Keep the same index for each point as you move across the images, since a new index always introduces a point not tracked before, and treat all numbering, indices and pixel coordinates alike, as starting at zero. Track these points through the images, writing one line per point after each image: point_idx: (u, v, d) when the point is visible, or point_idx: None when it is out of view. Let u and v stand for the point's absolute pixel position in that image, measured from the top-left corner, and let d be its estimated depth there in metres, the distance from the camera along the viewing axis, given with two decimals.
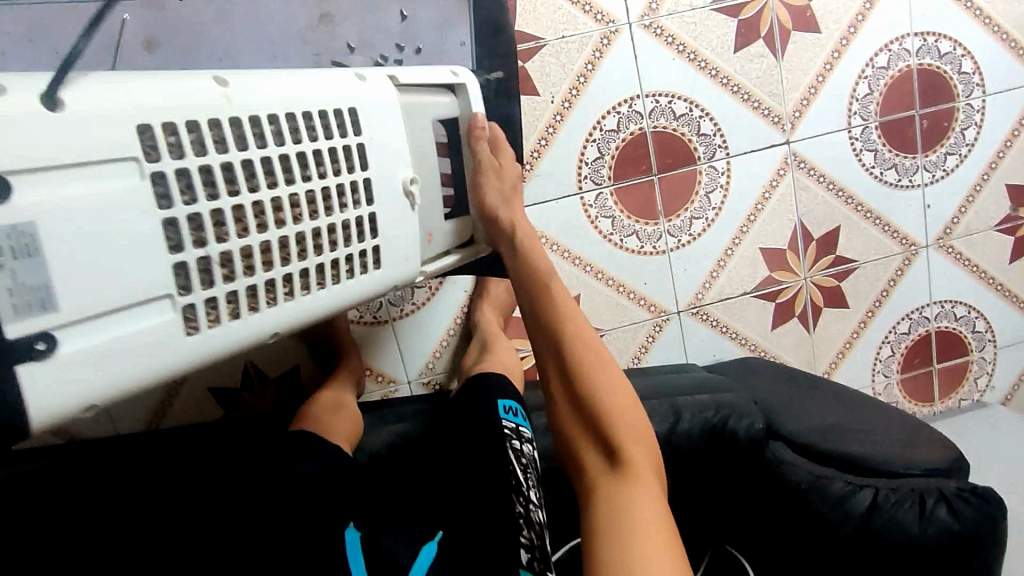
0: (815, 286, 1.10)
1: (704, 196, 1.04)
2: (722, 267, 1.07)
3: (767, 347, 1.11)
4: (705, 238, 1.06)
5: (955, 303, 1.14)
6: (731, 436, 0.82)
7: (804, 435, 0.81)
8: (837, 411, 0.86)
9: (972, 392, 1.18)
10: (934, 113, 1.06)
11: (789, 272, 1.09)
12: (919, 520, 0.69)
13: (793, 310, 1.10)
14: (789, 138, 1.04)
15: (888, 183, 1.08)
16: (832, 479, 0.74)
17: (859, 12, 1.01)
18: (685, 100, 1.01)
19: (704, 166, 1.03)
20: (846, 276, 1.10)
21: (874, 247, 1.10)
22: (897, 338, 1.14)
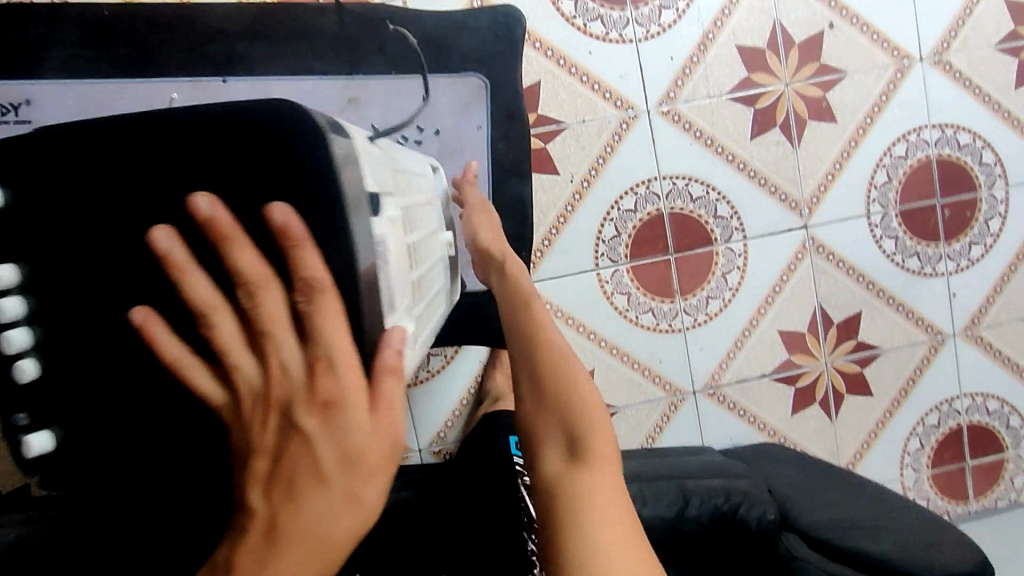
0: (836, 372, 1.08)
1: (721, 277, 1.05)
2: (740, 348, 1.06)
3: (786, 433, 1.08)
4: (722, 318, 1.06)
5: (987, 396, 1.09)
6: (741, 524, 0.79)
7: (819, 527, 0.78)
8: (857, 503, 0.82)
9: (1010, 493, 1.11)
10: (955, 202, 1.06)
11: (809, 356, 1.07)
12: None
13: (814, 395, 1.08)
14: (807, 223, 1.05)
15: (911, 271, 1.07)
16: None
17: (876, 103, 1.04)
18: (702, 183, 1.03)
19: (721, 247, 1.05)
20: (869, 362, 1.08)
21: (898, 335, 1.07)
22: (925, 431, 1.09)
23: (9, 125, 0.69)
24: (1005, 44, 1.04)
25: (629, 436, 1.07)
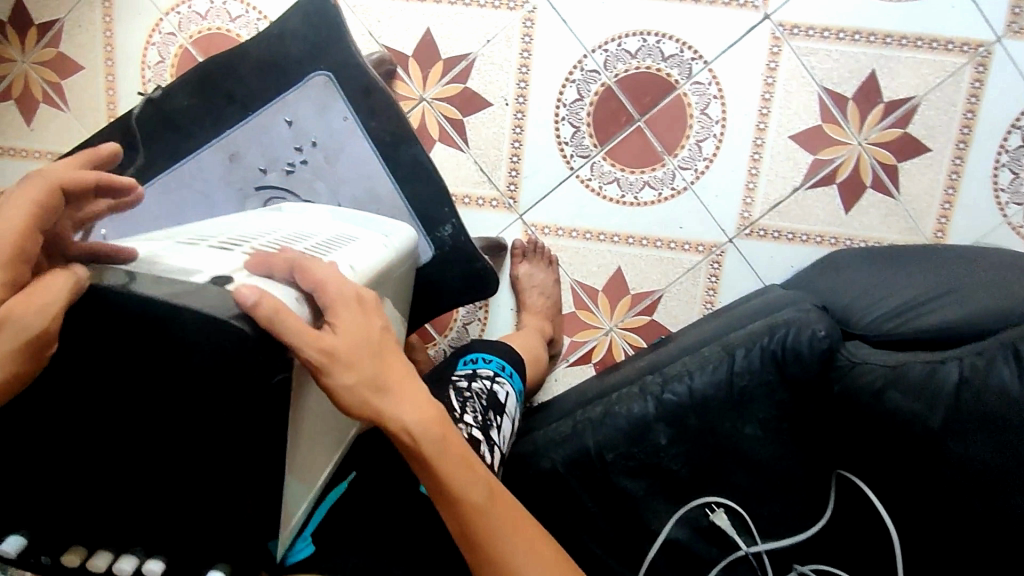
0: (877, 146, 0.95)
1: (701, 115, 0.96)
2: (758, 174, 0.97)
3: (849, 234, 0.97)
4: (723, 154, 0.97)
5: None
6: (794, 355, 0.73)
7: (876, 326, 0.72)
8: (924, 282, 0.74)
9: None
10: None
11: (837, 144, 0.96)
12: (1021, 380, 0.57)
13: (862, 181, 0.96)
14: (766, 11, 0.93)
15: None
16: (909, 364, 0.64)
17: None
18: (635, 33, 0.95)
19: (686, 85, 0.96)
20: (911, 118, 0.94)
21: (928, 73, 0.93)
22: (1013, 156, 0.93)
23: None
24: None
25: (687, 313, 1.01)
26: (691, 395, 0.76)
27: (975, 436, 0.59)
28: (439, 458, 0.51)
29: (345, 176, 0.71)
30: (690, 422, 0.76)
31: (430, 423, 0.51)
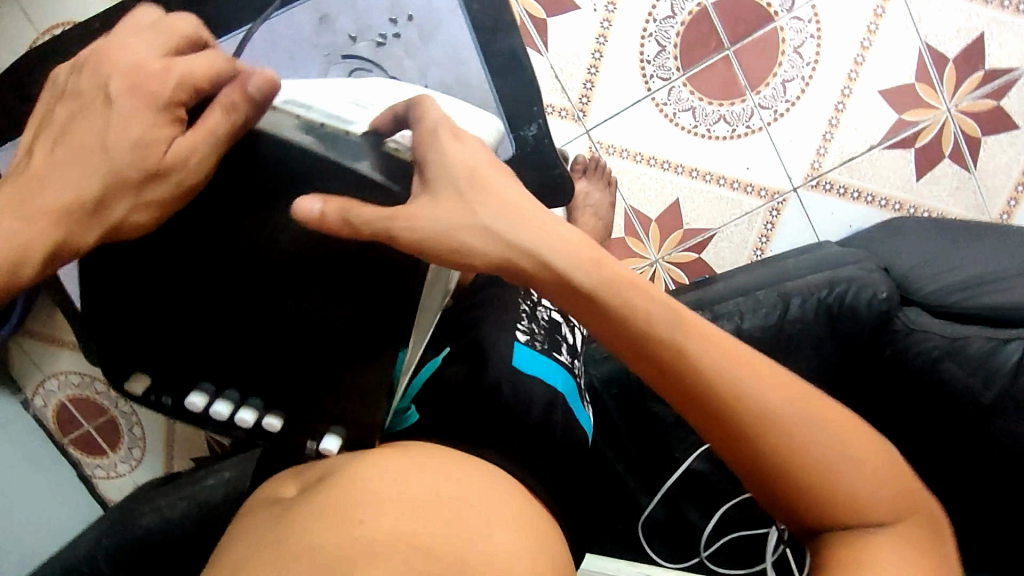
0: (966, 116, 0.93)
1: (794, 54, 0.92)
2: (837, 126, 0.94)
3: (917, 201, 0.96)
4: (808, 99, 0.94)
5: None
6: (852, 311, 0.74)
7: (939, 296, 0.71)
8: (987, 264, 0.73)
9: None
10: None
11: (926, 108, 0.93)
12: None
13: (941, 150, 0.94)
14: None
15: None
16: (969, 339, 0.64)
17: None
18: None
19: (785, 19, 0.92)
20: (1006, 92, 0.92)
21: None
22: None
23: None
24: None
25: (734, 257, 1.00)
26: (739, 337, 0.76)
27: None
28: (581, 280, 0.42)
29: (435, 57, 0.69)
30: None
31: (623, 299, 0.42)
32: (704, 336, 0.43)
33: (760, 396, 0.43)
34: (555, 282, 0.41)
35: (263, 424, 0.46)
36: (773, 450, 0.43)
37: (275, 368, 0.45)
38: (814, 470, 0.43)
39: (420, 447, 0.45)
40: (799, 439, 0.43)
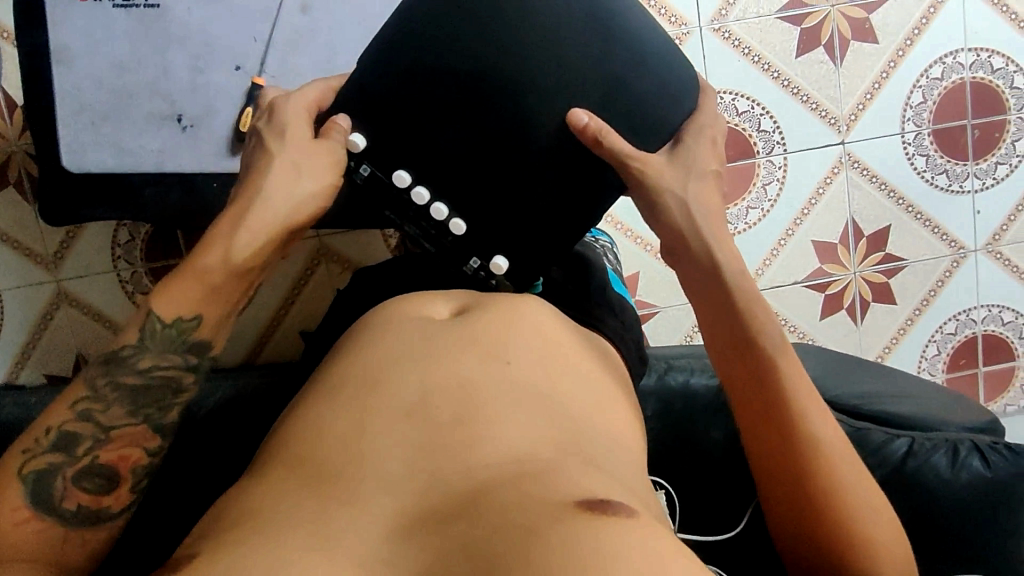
0: (864, 281, 1.17)
1: (761, 188, 1.13)
2: (775, 257, 1.15)
3: (813, 335, 1.18)
4: (761, 226, 1.14)
5: (1003, 308, 1.19)
6: None
7: (843, 396, 0.86)
8: (882, 381, 0.91)
9: (1018, 399, 1.23)
10: (986, 123, 1.13)
11: (839, 265, 1.16)
12: (951, 467, 0.75)
13: (841, 302, 1.17)
14: (844, 139, 1.12)
15: (940, 188, 1.15)
16: (870, 429, 0.79)
17: (916, 26, 1.10)
18: (748, 98, 1.10)
19: (763, 159, 1.12)
20: (894, 273, 1.17)
21: (922, 248, 1.17)
22: (943, 338, 1.19)
23: (139, 9, 0.76)
24: None
25: (668, 335, 1.15)
26: (688, 389, 0.88)
27: (903, 500, 0.76)
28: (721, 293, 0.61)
29: None
30: (675, 407, 0.88)
31: (740, 316, 0.60)
32: (788, 356, 0.59)
33: (816, 425, 0.57)
34: (712, 269, 0.61)
35: (481, 256, 0.64)
36: (812, 463, 0.56)
37: (506, 214, 0.63)
38: (833, 494, 0.55)
39: (545, 318, 0.52)
40: (833, 472, 0.56)
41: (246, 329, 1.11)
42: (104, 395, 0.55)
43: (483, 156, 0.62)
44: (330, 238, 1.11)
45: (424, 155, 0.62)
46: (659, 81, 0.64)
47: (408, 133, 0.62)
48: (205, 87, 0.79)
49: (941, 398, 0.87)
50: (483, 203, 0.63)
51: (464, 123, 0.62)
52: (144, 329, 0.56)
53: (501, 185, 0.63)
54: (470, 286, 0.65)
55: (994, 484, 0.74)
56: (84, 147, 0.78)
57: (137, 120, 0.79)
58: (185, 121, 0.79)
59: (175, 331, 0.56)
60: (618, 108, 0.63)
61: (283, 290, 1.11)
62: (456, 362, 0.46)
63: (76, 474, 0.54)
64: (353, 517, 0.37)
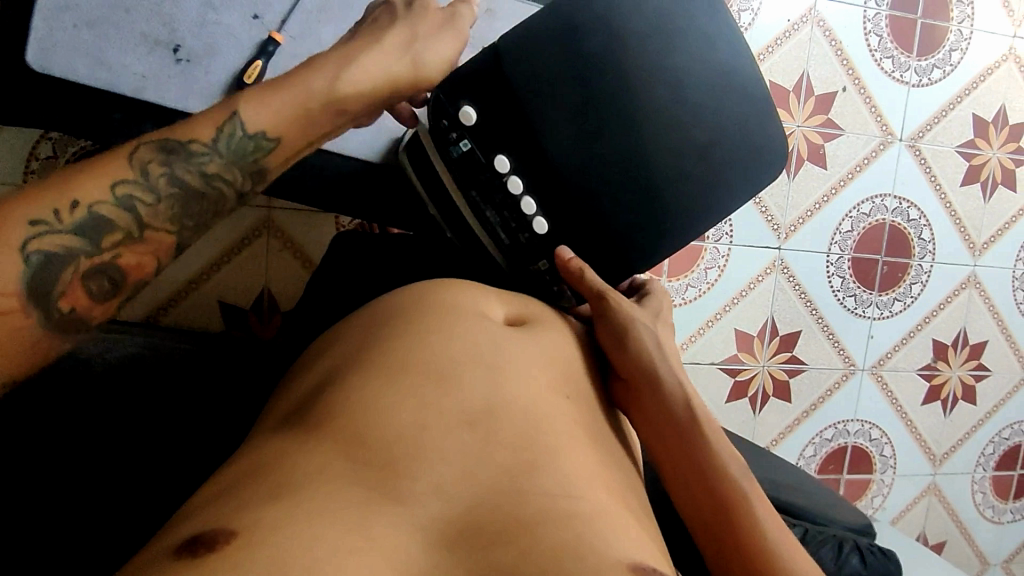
0: (769, 376, 1.27)
1: (702, 271, 1.20)
2: (700, 336, 1.23)
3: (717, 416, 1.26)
4: (695, 305, 1.21)
5: (873, 426, 1.34)
6: None
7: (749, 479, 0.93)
8: (783, 472, 0.99)
9: (868, 508, 1.37)
10: (893, 263, 1.29)
11: (752, 356, 1.26)
12: (835, 560, 0.82)
13: (746, 390, 1.27)
14: (781, 245, 1.23)
15: (847, 308, 1.28)
16: None
17: (859, 164, 1.24)
18: None
19: (710, 245, 1.20)
20: (795, 374, 1.28)
21: (822, 357, 1.29)
22: (821, 441, 1.32)
23: None
24: (963, 148, 1.28)
25: None
26: None
27: None
28: (664, 397, 0.64)
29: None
30: None
31: (681, 417, 0.63)
32: (727, 454, 0.63)
33: (765, 520, 0.60)
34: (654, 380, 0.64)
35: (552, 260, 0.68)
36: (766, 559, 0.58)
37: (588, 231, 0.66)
38: None
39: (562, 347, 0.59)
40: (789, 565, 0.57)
41: (160, 286, 1.00)
42: (155, 185, 0.52)
43: (588, 170, 0.64)
44: (281, 213, 1.04)
45: (532, 152, 0.64)
46: (756, 144, 0.68)
47: (525, 127, 0.64)
48: (213, 27, 0.74)
49: (830, 495, 0.96)
50: (566, 209, 0.65)
51: (579, 135, 0.64)
52: (221, 131, 0.55)
53: (593, 195, 0.65)
54: (529, 279, 0.69)
55: None
56: (55, 47, 0.68)
57: (126, 37, 0.71)
58: (181, 54, 0.73)
59: (250, 144, 0.55)
60: (718, 160, 0.66)
61: (213, 253, 1.01)
62: (514, 385, 0.50)
63: (90, 269, 0.50)
64: (394, 514, 0.40)
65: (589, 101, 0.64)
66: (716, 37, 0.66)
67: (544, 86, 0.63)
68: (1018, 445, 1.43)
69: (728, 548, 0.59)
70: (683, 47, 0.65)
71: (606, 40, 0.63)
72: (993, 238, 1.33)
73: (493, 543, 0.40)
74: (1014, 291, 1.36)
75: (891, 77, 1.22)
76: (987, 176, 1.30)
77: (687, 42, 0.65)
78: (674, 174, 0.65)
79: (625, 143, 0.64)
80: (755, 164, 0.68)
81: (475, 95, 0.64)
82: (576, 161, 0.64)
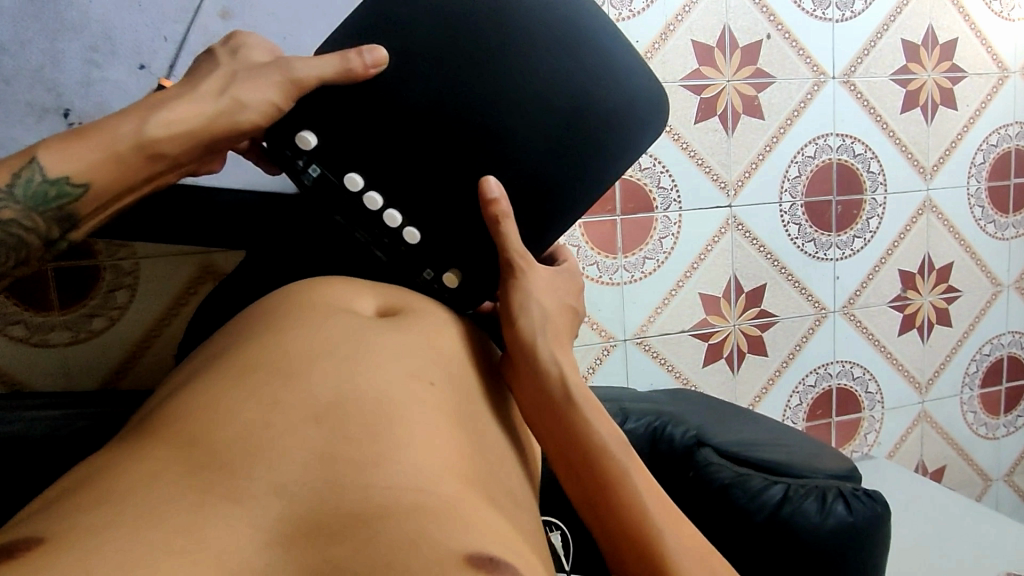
0: (742, 333, 1.27)
1: (657, 241, 1.20)
2: (666, 306, 1.22)
3: (696, 382, 1.26)
4: (655, 276, 1.20)
5: (854, 365, 1.34)
6: (667, 441, 0.95)
7: (729, 444, 0.93)
8: (755, 429, 0.98)
9: (863, 447, 1.37)
10: (846, 201, 1.28)
11: (721, 317, 1.25)
12: (820, 512, 0.82)
13: (722, 351, 1.26)
14: (731, 202, 1.23)
15: (807, 254, 1.28)
16: (751, 476, 0.87)
17: (796, 108, 1.23)
18: (650, 156, 1.17)
19: (660, 214, 1.19)
20: (768, 328, 1.28)
21: (791, 306, 1.29)
22: (804, 389, 1.32)
23: None
24: (897, 75, 1.27)
25: None
26: None
27: (779, 540, 0.82)
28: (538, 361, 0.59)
29: None
30: None
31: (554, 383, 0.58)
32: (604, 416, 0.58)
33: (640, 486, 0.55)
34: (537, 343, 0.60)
35: (434, 267, 0.63)
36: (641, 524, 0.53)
37: (463, 226, 0.62)
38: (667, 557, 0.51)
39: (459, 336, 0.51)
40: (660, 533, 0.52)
41: (108, 349, 0.99)
42: None
43: (451, 161, 0.61)
44: (219, 256, 1.02)
45: (388, 155, 0.60)
46: (626, 100, 0.64)
47: (377, 124, 0.60)
48: (99, 83, 0.73)
49: (813, 445, 0.96)
50: (441, 209, 0.61)
51: (433, 127, 0.60)
52: (18, 176, 0.52)
53: (468, 188, 0.61)
54: (423, 295, 0.64)
55: (854, 529, 0.81)
56: None
57: (13, 110, 0.71)
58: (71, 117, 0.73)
59: (52, 189, 0.52)
60: (591, 122, 0.63)
61: (160, 307, 1.00)
62: (393, 365, 0.43)
63: None
64: (226, 514, 0.32)
65: (440, 89, 0.60)
66: (554, 1, 0.63)
67: (392, 78, 0.60)
68: (1001, 359, 1.43)
69: (603, 516, 0.54)
70: (524, 13, 0.62)
71: (446, 24, 0.61)
72: (942, 159, 1.32)
73: (339, 539, 0.32)
74: (972, 209, 1.36)
75: (812, 15, 1.21)
76: (927, 99, 1.29)
77: (532, 9, 0.62)
78: (546, 150, 0.62)
79: (487, 120, 0.61)
80: (628, 122, 0.64)
81: (315, 118, 0.59)
82: (435, 155, 0.61)
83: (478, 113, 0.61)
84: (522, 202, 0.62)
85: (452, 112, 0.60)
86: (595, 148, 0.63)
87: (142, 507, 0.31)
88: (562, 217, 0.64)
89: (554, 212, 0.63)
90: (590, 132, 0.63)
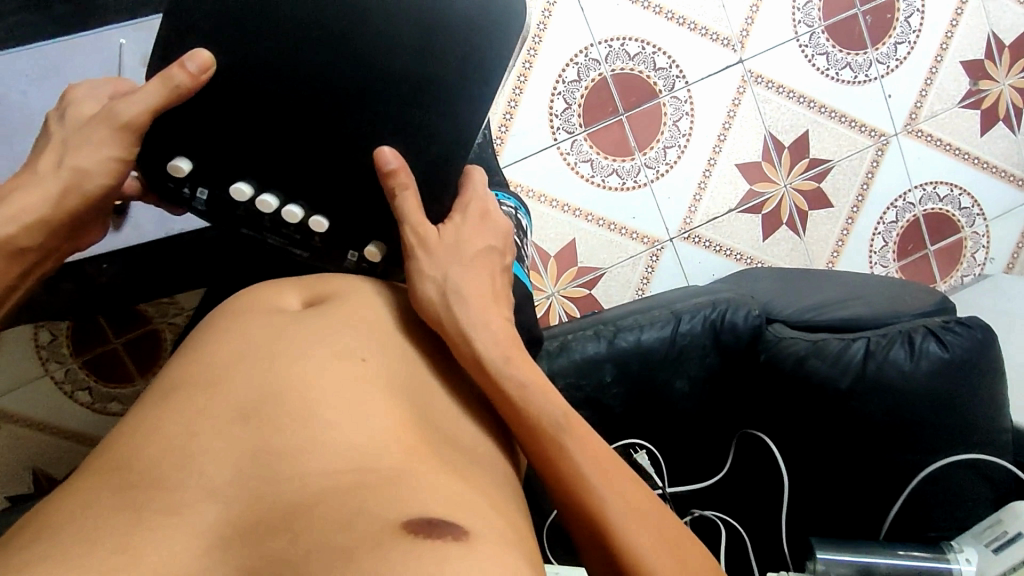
0: (796, 192, 1.16)
1: (672, 125, 1.10)
2: (704, 190, 1.13)
3: (762, 257, 1.16)
4: (682, 164, 1.12)
5: (938, 184, 1.19)
6: (731, 326, 0.84)
7: (799, 314, 0.85)
8: (825, 289, 0.90)
9: (973, 269, 1.22)
10: (875, 7, 1.13)
11: (769, 182, 1.15)
12: (910, 358, 0.74)
13: (780, 218, 1.16)
14: (742, 56, 1.11)
15: (845, 82, 1.14)
16: (827, 340, 0.78)
17: None
18: (637, 40, 1.07)
19: (667, 97, 1.10)
20: (824, 176, 1.16)
21: (844, 144, 1.16)
22: (887, 227, 1.19)
23: None
24: None
25: (621, 293, 1.12)
26: (640, 346, 0.83)
27: (873, 399, 0.75)
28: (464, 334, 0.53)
29: None
30: (632, 367, 0.83)
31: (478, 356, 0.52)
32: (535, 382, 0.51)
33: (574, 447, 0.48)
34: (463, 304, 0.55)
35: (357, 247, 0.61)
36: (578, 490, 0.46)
37: (361, 197, 0.58)
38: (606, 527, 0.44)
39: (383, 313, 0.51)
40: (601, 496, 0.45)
41: None
42: None
43: (323, 134, 0.56)
44: None
45: (260, 152, 0.56)
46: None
47: (234, 122, 0.55)
48: None
49: (891, 286, 0.87)
50: (336, 192, 0.58)
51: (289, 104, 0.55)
52: None
53: (349, 160, 0.57)
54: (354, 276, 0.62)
55: (955, 365, 0.73)
56: None
57: None
58: None
59: None
60: (453, 35, 0.56)
61: None
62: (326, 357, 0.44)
63: None
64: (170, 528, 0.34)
65: (279, 62, 0.55)
66: None
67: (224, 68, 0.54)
68: None
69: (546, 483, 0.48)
70: None
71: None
72: None
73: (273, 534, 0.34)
74: None
75: None
76: None
77: None
78: (415, 88, 0.56)
79: (341, 75, 0.55)
80: (491, 17, 0.56)
81: (179, 142, 0.55)
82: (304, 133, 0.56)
83: (330, 75, 0.55)
84: (416, 149, 0.58)
85: (302, 82, 0.55)
86: (464, 64, 0.57)
87: (87, 534, 0.34)
88: (459, 150, 0.59)
89: (452, 146, 0.59)
90: (454, 49, 0.56)
